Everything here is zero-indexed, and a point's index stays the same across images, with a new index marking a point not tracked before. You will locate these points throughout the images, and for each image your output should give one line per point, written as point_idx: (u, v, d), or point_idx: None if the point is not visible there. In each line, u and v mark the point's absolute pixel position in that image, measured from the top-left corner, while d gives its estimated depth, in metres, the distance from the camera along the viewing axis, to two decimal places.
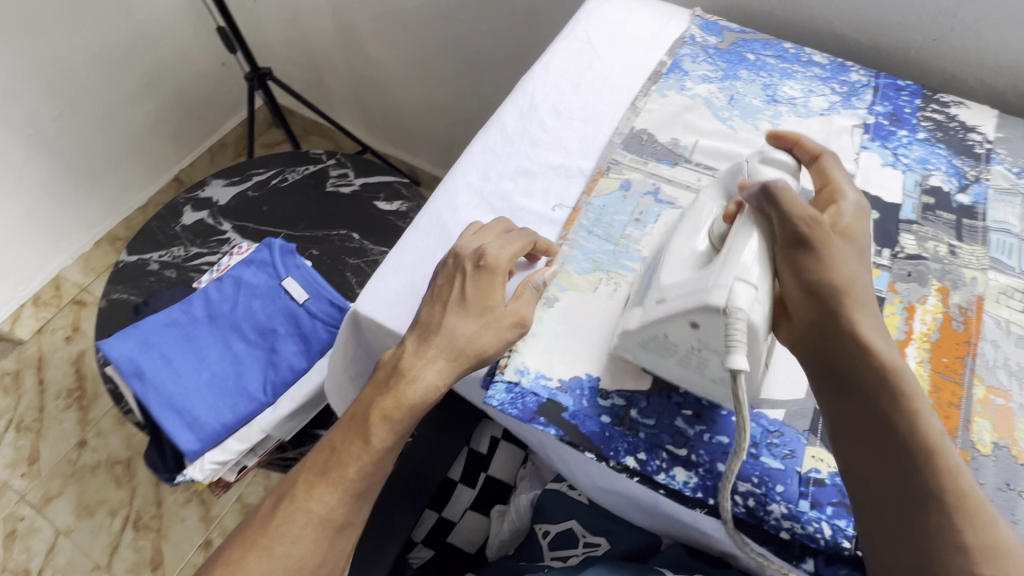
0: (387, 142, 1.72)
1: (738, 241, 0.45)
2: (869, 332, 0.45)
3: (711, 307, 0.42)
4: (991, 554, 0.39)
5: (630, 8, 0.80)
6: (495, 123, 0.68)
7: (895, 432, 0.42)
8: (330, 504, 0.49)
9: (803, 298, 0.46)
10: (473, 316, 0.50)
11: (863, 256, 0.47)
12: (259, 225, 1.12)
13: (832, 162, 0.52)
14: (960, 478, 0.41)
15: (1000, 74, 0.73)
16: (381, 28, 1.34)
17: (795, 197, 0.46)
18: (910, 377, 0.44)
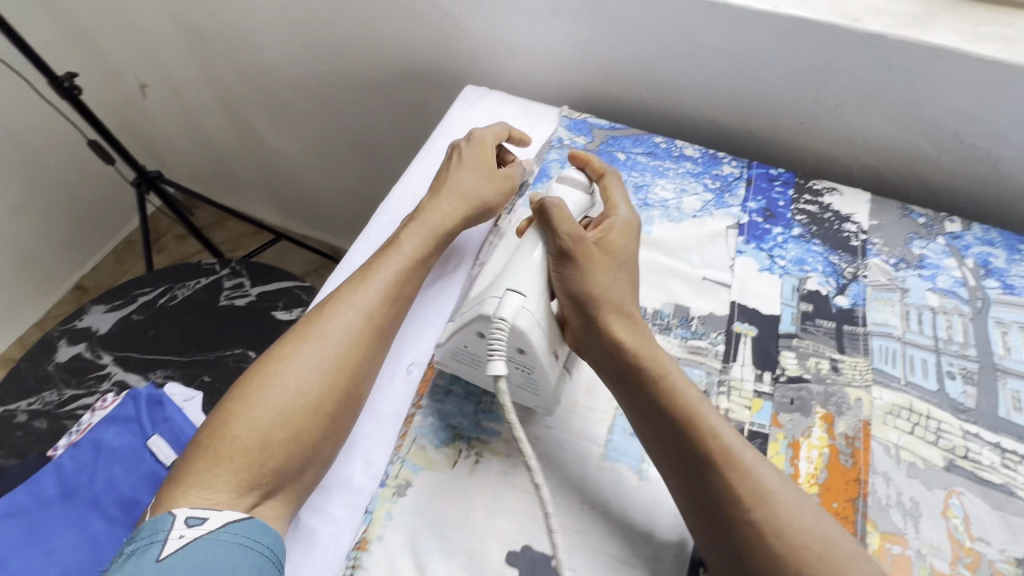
0: (307, 226, 1.60)
1: (518, 256, 0.53)
2: (620, 327, 0.50)
3: (484, 315, 0.49)
4: (761, 500, 0.42)
5: (494, 112, 0.77)
6: (346, 265, 0.66)
7: (664, 408, 0.46)
8: (370, 298, 0.55)
9: (571, 305, 0.51)
10: (473, 171, 0.65)
11: (625, 266, 0.54)
12: (144, 353, 1.02)
13: (612, 181, 0.61)
14: (722, 438, 0.44)
15: (870, 152, 0.72)
16: (273, 120, 1.26)
17: (563, 212, 0.53)
18: (663, 360, 0.48)
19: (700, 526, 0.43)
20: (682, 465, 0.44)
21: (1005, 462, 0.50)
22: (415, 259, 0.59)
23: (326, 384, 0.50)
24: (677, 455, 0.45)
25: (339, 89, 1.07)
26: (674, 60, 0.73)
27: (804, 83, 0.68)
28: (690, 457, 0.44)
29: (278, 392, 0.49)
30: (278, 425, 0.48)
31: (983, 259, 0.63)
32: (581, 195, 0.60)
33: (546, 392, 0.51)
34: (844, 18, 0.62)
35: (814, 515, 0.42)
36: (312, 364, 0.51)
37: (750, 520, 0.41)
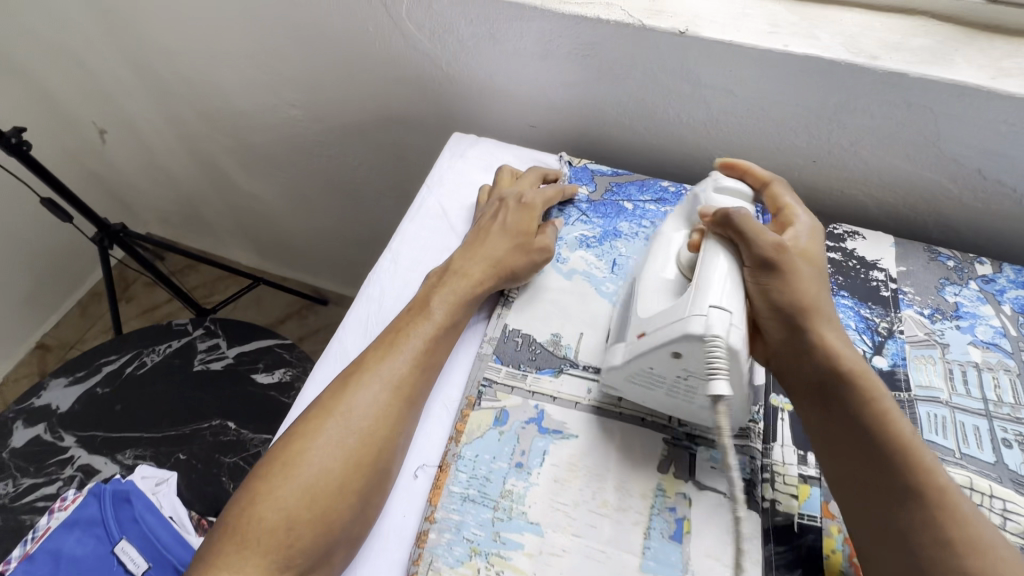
0: (286, 267, 1.50)
1: (709, 268, 0.46)
2: (830, 349, 0.46)
3: (692, 336, 0.43)
4: (978, 544, 0.37)
5: (486, 161, 0.72)
6: (334, 349, 0.56)
7: (873, 437, 0.42)
8: (398, 365, 0.50)
9: (774, 318, 0.47)
10: (511, 238, 0.60)
11: (823, 277, 0.50)
12: (110, 431, 0.93)
13: (781, 186, 0.56)
14: (937, 473, 0.40)
15: (888, 190, 0.67)
16: (243, 163, 1.17)
17: (755, 221, 0.48)
18: (876, 381, 0.45)
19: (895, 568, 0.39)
20: (886, 498, 0.40)
21: None
22: (443, 324, 0.54)
23: (354, 462, 0.46)
24: (878, 486, 0.41)
25: (314, 132, 1.00)
26: (676, 101, 0.68)
27: (818, 121, 0.64)
28: (893, 490, 0.40)
29: (305, 469, 0.45)
30: (305, 508, 0.44)
31: (1021, 305, 0.59)
32: (747, 201, 0.54)
33: (739, 416, 0.48)
34: (858, 55, 0.58)
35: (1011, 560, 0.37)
36: (341, 438, 0.47)
37: (961, 565, 0.37)
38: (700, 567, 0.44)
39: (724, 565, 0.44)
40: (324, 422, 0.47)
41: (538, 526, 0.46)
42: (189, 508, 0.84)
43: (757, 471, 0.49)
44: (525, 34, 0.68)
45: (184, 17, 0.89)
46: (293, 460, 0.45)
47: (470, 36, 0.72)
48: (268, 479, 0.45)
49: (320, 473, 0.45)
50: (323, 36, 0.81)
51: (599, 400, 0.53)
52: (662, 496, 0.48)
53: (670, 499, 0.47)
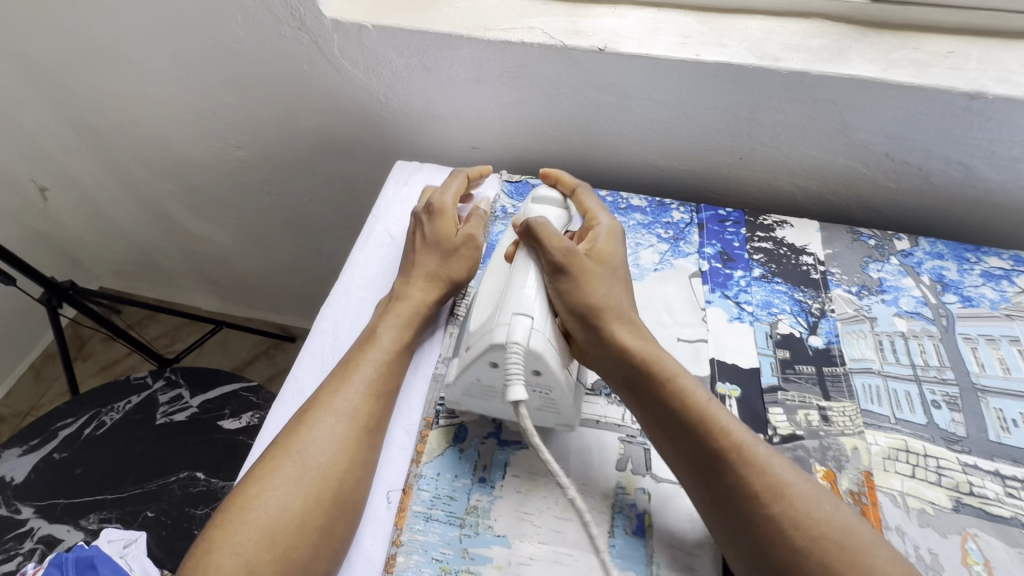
0: (248, 307, 1.48)
1: (513, 281, 0.51)
2: (629, 338, 0.50)
3: (496, 345, 0.47)
4: (780, 494, 0.42)
5: (430, 186, 0.73)
6: (292, 388, 0.56)
7: (676, 414, 0.47)
8: (354, 399, 0.51)
9: (574, 319, 0.50)
10: (437, 250, 0.61)
11: (615, 277, 0.54)
12: (72, 497, 0.89)
13: (585, 193, 0.61)
14: (733, 434, 0.45)
15: (810, 179, 0.72)
16: (193, 208, 1.16)
17: (550, 228, 0.53)
18: (669, 362, 0.49)
19: (722, 530, 0.44)
20: (700, 473, 0.45)
21: (1009, 492, 0.49)
22: (395, 348, 0.55)
23: (315, 499, 0.46)
24: (694, 460, 0.45)
25: (261, 171, 1.00)
26: (605, 112, 0.71)
27: (737, 121, 0.68)
28: (704, 463, 0.45)
29: (265, 511, 0.44)
30: (265, 551, 0.43)
31: (937, 274, 0.63)
32: (558, 212, 0.59)
33: (564, 412, 0.50)
34: (763, 59, 0.62)
35: (806, 489, 0.43)
36: (298, 476, 0.46)
37: (767, 514, 0.42)
38: (663, 558, 0.46)
39: (686, 552, 0.46)
40: (281, 462, 0.47)
41: (506, 538, 0.47)
42: (161, 567, 0.81)
43: None
44: (455, 61, 0.70)
45: (117, 69, 0.88)
46: (250, 504, 0.45)
47: (403, 67, 0.74)
48: (226, 525, 0.44)
49: (280, 512, 0.45)
50: (259, 78, 0.82)
51: None
52: (623, 494, 0.49)
53: (631, 495, 0.49)
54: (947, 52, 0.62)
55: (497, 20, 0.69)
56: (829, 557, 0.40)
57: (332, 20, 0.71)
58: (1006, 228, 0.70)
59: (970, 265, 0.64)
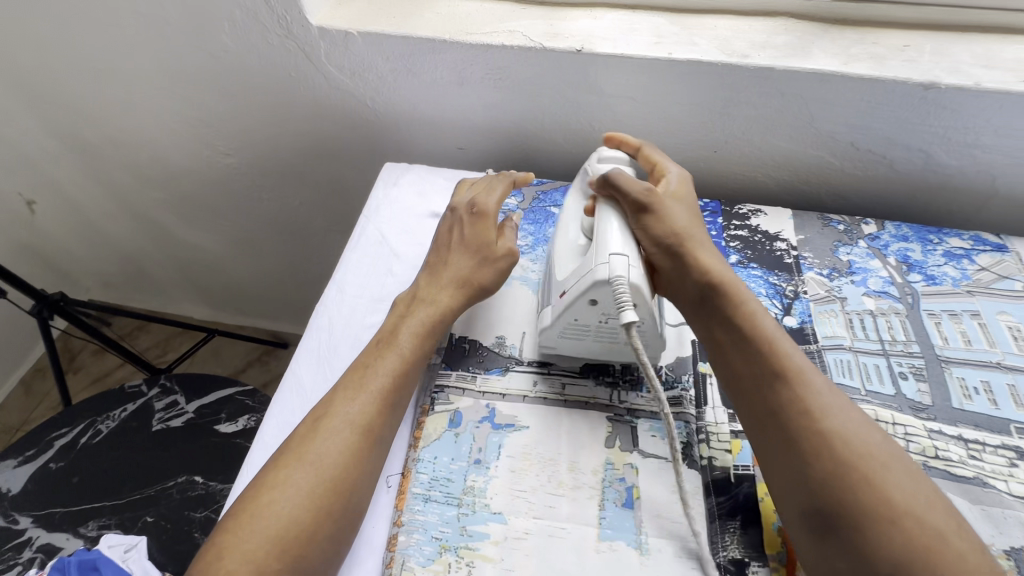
0: (240, 315, 1.49)
1: (602, 225, 0.54)
2: (709, 263, 0.54)
3: (599, 282, 0.50)
4: (830, 413, 0.45)
5: (419, 186, 0.75)
6: (290, 383, 0.57)
7: (742, 332, 0.50)
8: (366, 407, 0.50)
9: (658, 252, 0.55)
10: (472, 254, 0.60)
11: (693, 215, 0.58)
12: (70, 505, 0.89)
13: (652, 150, 0.63)
14: (794, 354, 0.48)
15: (782, 169, 0.76)
16: (183, 216, 1.17)
17: (627, 175, 0.56)
18: (743, 288, 0.53)
19: (770, 433, 0.46)
20: (761, 381, 0.48)
21: (971, 454, 0.52)
22: (410, 355, 0.54)
23: (324, 507, 0.45)
24: (751, 381, 0.49)
25: (251, 178, 1.02)
26: (585, 111, 0.74)
27: (710, 116, 0.71)
28: (766, 374, 0.48)
29: (272, 518, 0.44)
30: (270, 557, 0.43)
31: (903, 255, 0.67)
32: (628, 166, 0.61)
33: (653, 340, 0.54)
34: (732, 56, 0.66)
35: (861, 421, 0.45)
36: (308, 484, 0.46)
37: (818, 427, 0.44)
38: (651, 528, 0.48)
39: (673, 522, 0.49)
40: (291, 469, 0.47)
41: (501, 515, 0.49)
42: (162, 570, 0.82)
43: (693, 434, 0.54)
44: (439, 65, 0.73)
45: (106, 80, 0.90)
46: (259, 511, 0.44)
47: (389, 72, 0.76)
48: (235, 531, 0.44)
49: (288, 520, 0.44)
50: (248, 85, 0.84)
51: (546, 391, 0.57)
52: (612, 469, 0.52)
53: (619, 471, 0.51)
54: (902, 46, 0.66)
55: (478, 24, 0.71)
56: (874, 473, 0.41)
57: (318, 27, 0.73)
58: (966, 211, 0.74)
59: (933, 246, 0.68)
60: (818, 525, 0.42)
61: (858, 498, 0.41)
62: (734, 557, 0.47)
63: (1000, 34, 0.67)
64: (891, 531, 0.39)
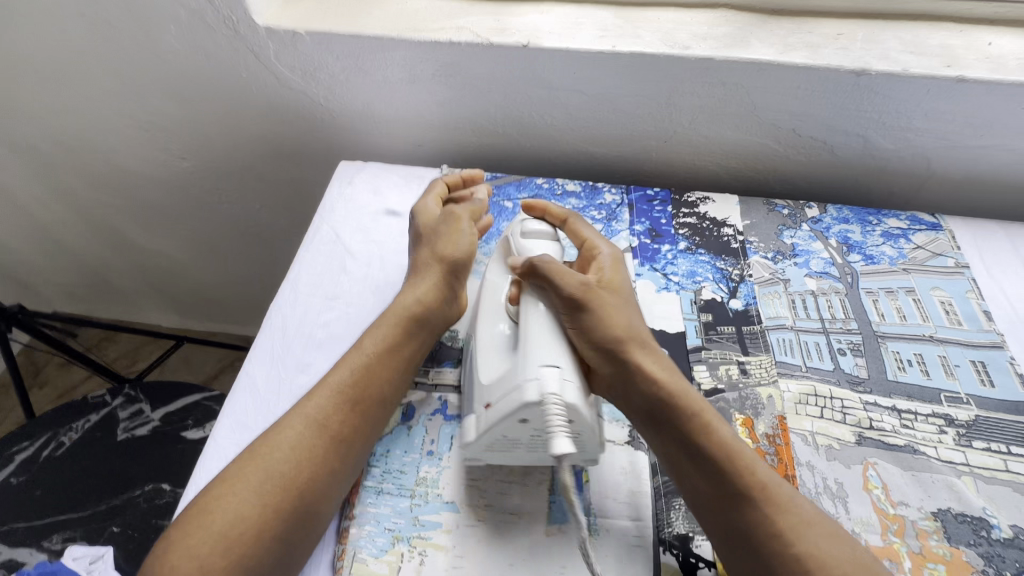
0: (210, 321, 1.47)
1: (532, 326, 0.51)
2: (654, 370, 0.50)
3: (527, 403, 0.46)
4: (802, 533, 0.43)
5: (373, 184, 0.75)
6: (243, 384, 0.57)
7: (703, 448, 0.47)
8: (325, 405, 0.50)
9: (597, 356, 0.50)
10: (427, 244, 0.61)
11: (629, 302, 0.55)
12: (32, 520, 0.88)
13: (578, 222, 0.62)
14: (758, 469, 0.46)
15: (729, 157, 0.78)
16: (143, 222, 1.15)
17: (557, 266, 0.53)
18: (695, 397, 0.49)
19: (740, 556, 0.44)
20: (723, 502, 0.45)
21: (904, 423, 0.55)
22: (372, 358, 0.53)
23: (273, 505, 0.45)
24: (715, 495, 0.45)
25: (209, 181, 1.01)
26: (537, 105, 0.75)
27: (657, 107, 0.73)
28: (731, 495, 0.45)
29: (219, 513, 0.44)
30: (215, 555, 0.42)
31: (844, 236, 0.70)
32: (552, 243, 0.60)
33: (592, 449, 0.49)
34: (673, 47, 0.67)
35: (832, 533, 0.44)
36: (259, 484, 0.45)
37: (795, 556, 0.42)
38: (599, 509, 0.50)
39: (620, 502, 0.50)
40: (246, 467, 0.47)
41: (453, 503, 0.50)
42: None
43: None
44: (389, 63, 0.73)
45: (51, 85, 0.88)
46: (210, 506, 0.44)
47: (340, 71, 0.76)
48: (186, 527, 0.44)
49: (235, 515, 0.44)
50: (199, 88, 0.84)
51: None
52: None
53: None
54: (837, 34, 0.68)
55: (427, 21, 0.72)
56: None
57: (265, 27, 0.73)
58: (905, 192, 0.77)
59: (872, 227, 0.70)
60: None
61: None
62: (679, 533, 0.48)
63: (929, 21, 0.70)
64: None
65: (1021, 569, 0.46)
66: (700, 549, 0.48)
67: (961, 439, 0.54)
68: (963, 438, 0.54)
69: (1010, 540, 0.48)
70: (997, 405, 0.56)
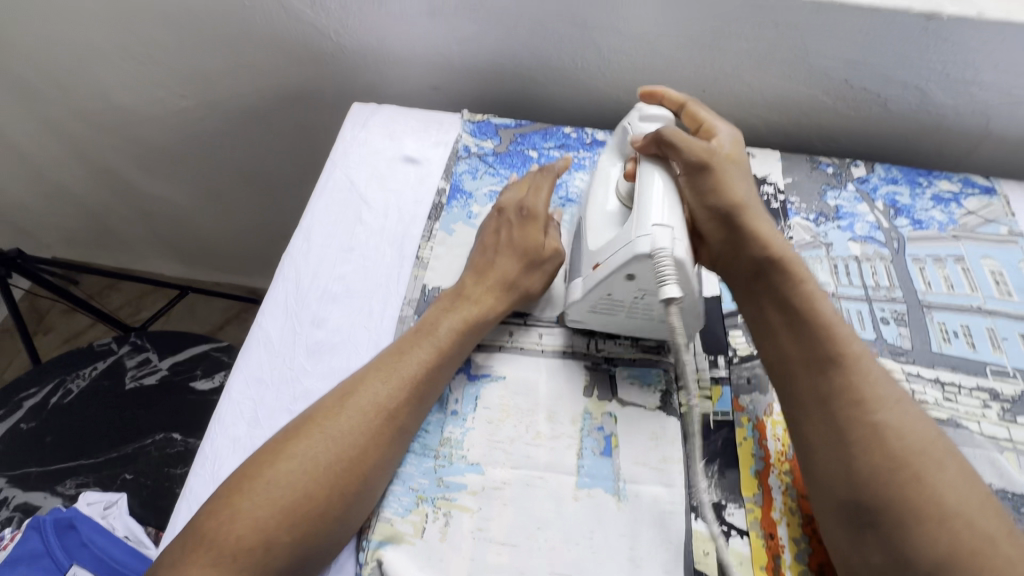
0: (214, 271, 1.43)
1: (648, 191, 0.49)
2: (771, 234, 0.51)
3: (640, 256, 0.46)
4: (889, 405, 0.42)
5: (389, 128, 0.70)
6: (257, 337, 0.54)
7: (799, 312, 0.47)
8: (393, 391, 0.47)
9: (712, 220, 0.51)
10: (520, 254, 0.55)
11: (749, 176, 0.54)
12: (45, 465, 0.87)
13: (696, 106, 0.58)
14: (854, 341, 0.45)
15: (772, 110, 0.72)
16: (144, 165, 1.10)
17: (681, 133, 0.52)
18: (804, 265, 0.49)
19: (823, 436, 0.43)
20: (811, 368, 0.45)
21: (947, 396, 0.52)
22: (448, 348, 0.51)
23: (331, 484, 0.43)
24: (804, 358, 0.46)
25: (212, 122, 0.95)
26: (568, 45, 0.69)
27: (698, 51, 0.67)
28: (817, 360, 0.45)
29: (275, 487, 0.42)
30: (277, 523, 0.41)
31: (891, 199, 0.65)
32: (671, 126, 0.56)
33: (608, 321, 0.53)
34: None
35: (913, 412, 0.43)
36: (318, 456, 0.44)
37: (872, 421, 0.42)
38: (629, 475, 0.48)
39: (650, 469, 0.48)
40: (306, 436, 0.45)
41: (479, 466, 0.48)
42: (146, 526, 0.82)
43: (672, 382, 0.53)
44: None
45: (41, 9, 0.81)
46: (266, 471, 0.43)
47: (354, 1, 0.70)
48: (241, 489, 0.42)
49: (293, 490, 0.42)
50: (201, 16, 0.77)
51: (522, 341, 0.55)
52: (589, 419, 0.51)
53: (597, 420, 0.51)
54: None
55: None
56: (925, 471, 0.39)
57: None
58: (956, 153, 0.73)
59: (922, 189, 0.66)
60: (855, 526, 0.41)
61: (899, 497, 0.39)
62: (710, 500, 0.47)
63: None
64: (937, 533, 0.38)
65: None
66: (732, 517, 0.46)
67: (1006, 414, 0.52)
68: (1007, 414, 0.52)
69: None
70: None
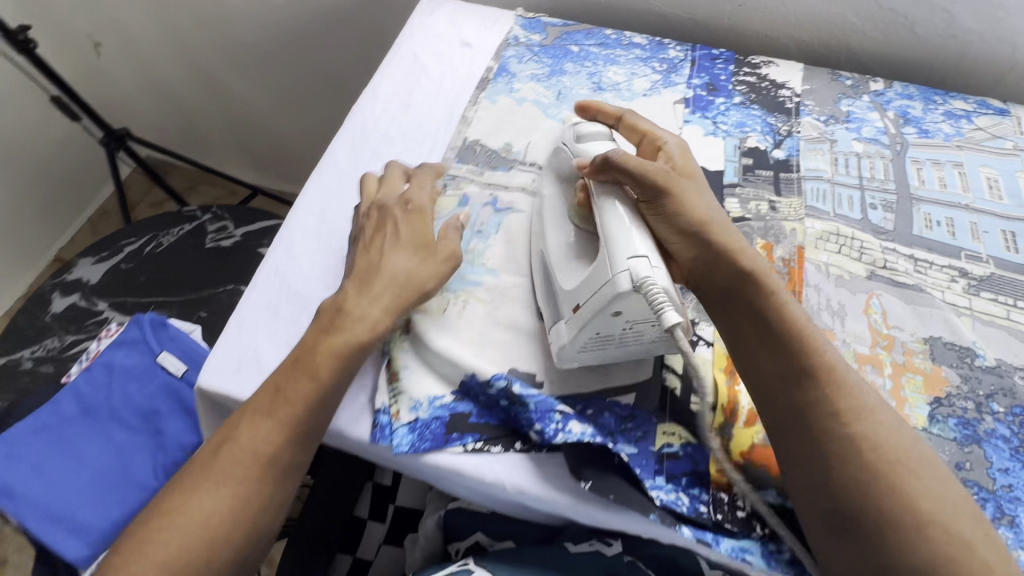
0: (282, 181, 1.58)
1: (609, 222, 0.50)
2: (733, 249, 0.51)
3: (621, 293, 0.45)
4: (862, 416, 0.43)
5: (451, 19, 0.80)
6: (327, 160, 0.66)
7: (775, 332, 0.47)
8: (294, 411, 0.47)
9: (679, 241, 0.51)
10: (410, 249, 0.54)
11: (704, 186, 0.55)
12: (139, 298, 1.05)
13: (633, 117, 0.60)
14: (826, 352, 0.46)
15: (803, 29, 0.77)
16: (236, 65, 1.25)
17: (631, 156, 0.52)
18: (771, 280, 0.50)
19: (808, 462, 0.43)
20: (786, 386, 0.45)
21: (918, 268, 0.58)
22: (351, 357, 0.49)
23: (239, 505, 0.44)
24: (780, 375, 0.46)
25: (301, 22, 1.09)
26: None
27: None
28: (794, 374, 0.45)
29: (184, 520, 0.43)
30: (185, 556, 0.42)
31: (903, 111, 0.70)
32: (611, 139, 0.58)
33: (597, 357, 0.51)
34: None
35: (889, 421, 0.43)
36: (223, 481, 0.44)
37: (849, 432, 0.42)
38: None
39: None
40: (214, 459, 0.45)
41: (495, 271, 0.59)
42: None
43: None
44: None
45: None
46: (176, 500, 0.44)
47: None
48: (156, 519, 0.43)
49: (182, 548, 0.42)
50: None
51: None
52: None
53: None
54: None
55: None
56: (899, 479, 0.40)
57: None
58: (975, 83, 0.77)
59: (935, 106, 0.71)
60: (832, 532, 0.41)
61: (877, 505, 0.40)
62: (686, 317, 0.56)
63: None
64: (921, 545, 0.38)
65: (993, 390, 0.51)
66: (701, 330, 0.55)
67: (970, 288, 0.57)
68: (972, 288, 0.57)
69: (991, 367, 0.52)
70: (1016, 267, 0.58)
